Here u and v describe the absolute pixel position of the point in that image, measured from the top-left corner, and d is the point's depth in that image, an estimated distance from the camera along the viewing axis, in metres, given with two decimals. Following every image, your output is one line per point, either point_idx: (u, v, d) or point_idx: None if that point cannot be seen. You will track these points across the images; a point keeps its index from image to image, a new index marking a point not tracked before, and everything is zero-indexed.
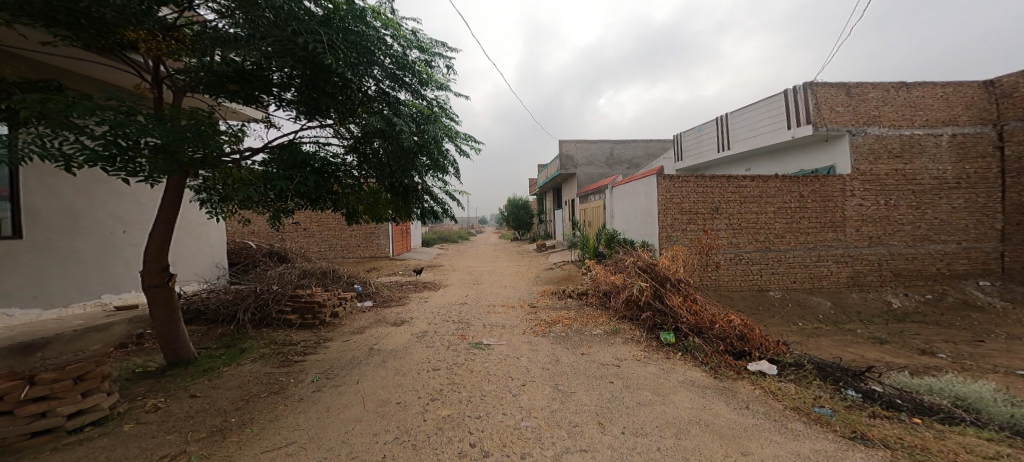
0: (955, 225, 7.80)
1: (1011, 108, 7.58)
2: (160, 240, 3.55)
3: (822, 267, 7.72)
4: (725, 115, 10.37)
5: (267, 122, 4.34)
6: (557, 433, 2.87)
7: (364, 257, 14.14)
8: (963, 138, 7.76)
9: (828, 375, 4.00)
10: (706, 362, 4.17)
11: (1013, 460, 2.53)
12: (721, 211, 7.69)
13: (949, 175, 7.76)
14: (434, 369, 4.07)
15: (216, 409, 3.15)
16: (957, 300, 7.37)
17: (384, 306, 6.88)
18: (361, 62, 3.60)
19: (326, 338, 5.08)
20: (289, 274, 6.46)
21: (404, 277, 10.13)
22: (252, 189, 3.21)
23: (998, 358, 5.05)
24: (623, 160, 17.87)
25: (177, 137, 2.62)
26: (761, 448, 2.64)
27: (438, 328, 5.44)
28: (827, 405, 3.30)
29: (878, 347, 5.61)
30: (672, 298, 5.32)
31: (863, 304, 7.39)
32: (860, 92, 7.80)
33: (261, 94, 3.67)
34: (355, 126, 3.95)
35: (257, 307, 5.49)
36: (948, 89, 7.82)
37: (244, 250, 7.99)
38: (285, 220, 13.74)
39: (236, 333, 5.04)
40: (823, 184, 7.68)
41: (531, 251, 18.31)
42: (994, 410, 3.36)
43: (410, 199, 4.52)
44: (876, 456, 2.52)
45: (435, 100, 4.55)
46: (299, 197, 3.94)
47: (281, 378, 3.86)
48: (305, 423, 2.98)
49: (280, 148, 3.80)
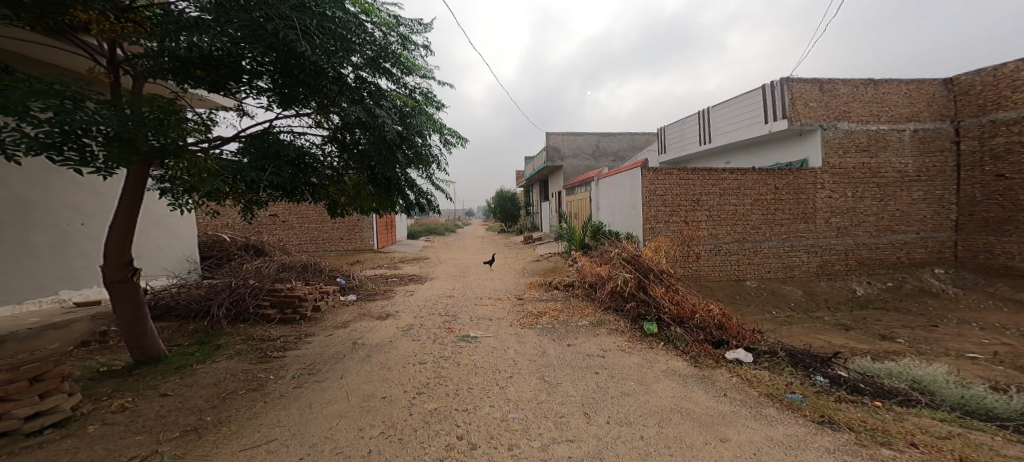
0: (914, 216, 8.27)
1: (966, 106, 8.06)
2: (121, 233, 3.33)
3: (794, 257, 8.04)
4: (706, 108, 10.54)
5: (238, 110, 4.12)
6: (544, 424, 2.91)
7: (347, 249, 13.83)
8: (924, 134, 8.21)
9: (799, 361, 4.22)
10: (687, 351, 4.30)
11: (963, 439, 2.74)
12: (702, 204, 7.88)
13: (910, 168, 8.20)
14: (420, 363, 4.02)
15: (190, 408, 3.03)
16: (914, 288, 7.87)
17: (368, 299, 6.75)
18: (338, 49, 3.45)
19: (308, 333, 4.95)
20: (266, 268, 6.25)
21: (388, 271, 9.94)
22: (220, 181, 3.04)
23: (950, 342, 5.46)
24: (609, 152, 17.94)
25: (132, 124, 2.44)
26: (738, 434, 2.76)
27: (425, 321, 5.39)
28: (798, 391, 3.47)
29: (844, 333, 5.93)
30: (655, 288, 5.43)
31: (831, 292, 7.76)
32: (832, 87, 8.07)
33: (229, 82, 3.47)
34: (335, 115, 3.80)
35: (232, 302, 5.29)
36: (911, 87, 8.22)
37: (217, 243, 7.63)
38: (262, 212, 13.23)
39: (210, 329, 4.84)
40: (796, 177, 7.96)
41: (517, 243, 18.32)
42: (946, 392, 3.66)
43: (393, 192, 4.38)
44: (842, 439, 2.67)
45: (417, 89, 4.41)
46: (274, 189, 3.74)
47: (260, 374, 3.75)
48: (286, 420, 2.91)
49: (252, 137, 3.62)
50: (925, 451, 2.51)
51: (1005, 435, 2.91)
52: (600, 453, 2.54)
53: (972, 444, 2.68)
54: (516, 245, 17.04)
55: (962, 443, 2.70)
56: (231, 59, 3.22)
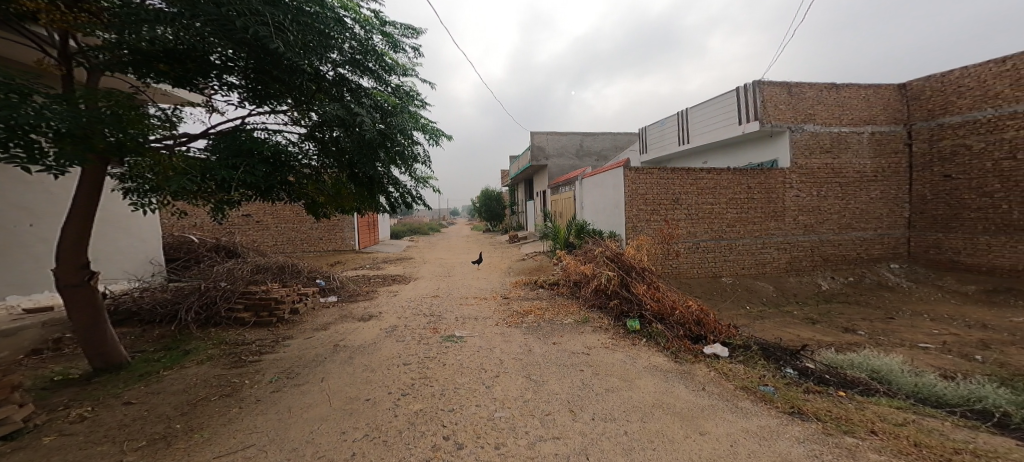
0: (873, 214, 8.79)
1: (917, 110, 8.62)
2: (77, 233, 3.10)
3: (766, 254, 8.39)
4: (685, 109, 10.83)
5: (208, 107, 3.92)
6: (530, 422, 2.93)
7: (327, 250, 13.42)
8: (881, 136, 8.73)
9: (771, 354, 4.42)
10: (668, 347, 4.42)
11: (916, 426, 2.95)
12: (681, 203, 8.11)
13: (869, 168, 8.70)
14: (405, 364, 3.96)
15: (158, 415, 2.87)
16: (873, 282, 8.39)
17: (350, 301, 6.56)
18: (316, 46, 3.33)
19: (285, 336, 4.77)
20: (239, 270, 5.98)
21: (370, 272, 9.70)
22: (187, 180, 2.88)
23: (904, 333, 5.85)
24: (593, 152, 18.12)
25: (87, 119, 2.27)
26: (716, 427, 2.87)
27: (409, 322, 5.30)
28: (770, 383, 3.64)
29: (811, 327, 6.26)
30: (637, 286, 5.56)
31: (799, 287, 8.16)
32: (800, 91, 8.44)
33: (197, 77, 3.28)
34: (313, 113, 3.67)
35: (202, 306, 5.04)
36: (869, 91, 8.71)
37: (184, 245, 7.22)
38: (234, 212, 12.64)
39: (178, 334, 4.60)
40: (768, 177, 8.30)
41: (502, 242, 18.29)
42: (901, 381, 3.93)
43: (375, 190, 4.27)
44: (810, 429, 2.82)
45: (400, 87, 4.32)
46: (247, 189, 3.57)
47: (235, 379, 3.59)
48: (263, 425, 2.80)
49: (223, 135, 3.46)
50: (883, 438, 2.68)
51: (953, 421, 3.16)
52: (585, 449, 2.58)
53: (925, 430, 2.89)
54: (501, 244, 17.02)
55: (915, 429, 2.90)
56: (198, 53, 3.03)
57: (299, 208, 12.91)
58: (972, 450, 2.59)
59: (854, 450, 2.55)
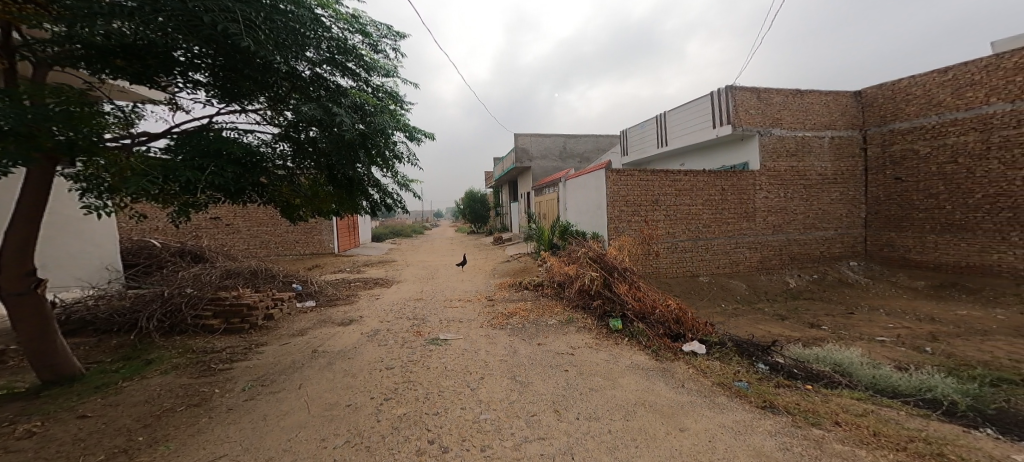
0: (834, 214, 9.31)
1: (872, 116, 9.20)
2: (22, 235, 2.84)
3: (739, 253, 8.74)
4: (663, 113, 11.10)
5: (171, 105, 3.69)
6: (516, 423, 2.93)
7: (304, 253, 12.95)
8: (840, 141, 9.25)
9: (744, 350, 4.60)
10: (649, 345, 4.53)
11: (874, 415, 3.15)
12: (661, 204, 8.31)
13: (829, 171, 9.21)
14: (388, 368, 3.87)
15: (118, 428, 2.68)
16: (835, 279, 8.89)
17: (329, 305, 6.34)
18: (291, 44, 3.19)
19: (259, 343, 4.56)
20: (207, 275, 5.68)
21: (351, 275, 9.43)
22: (147, 181, 2.69)
23: (863, 327, 6.24)
24: (576, 154, 18.30)
25: (32, 117, 2.09)
26: (696, 423, 2.96)
27: (392, 326, 5.18)
28: (744, 378, 3.79)
29: (780, 322, 6.56)
30: (619, 286, 5.66)
31: (769, 285, 8.53)
32: (768, 96, 8.82)
33: (159, 74, 3.07)
34: (288, 113, 3.52)
35: (165, 313, 4.74)
36: (829, 98, 9.22)
37: (145, 249, 6.78)
38: (200, 215, 11.99)
39: (139, 343, 4.31)
40: (739, 179, 8.64)
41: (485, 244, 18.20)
42: (861, 373, 4.18)
43: (355, 192, 4.14)
44: (781, 422, 2.95)
45: (381, 87, 4.21)
46: (216, 191, 3.38)
47: (204, 388, 3.39)
48: (236, 435, 2.67)
49: (189, 134, 3.26)
50: (845, 429, 2.85)
51: (907, 410, 3.38)
52: (571, 449, 2.60)
53: (882, 419, 3.08)
54: (485, 246, 16.93)
55: (873, 418, 3.10)
56: (160, 49, 2.83)
57: (272, 210, 12.40)
58: (924, 437, 2.77)
59: (821, 441, 2.68)
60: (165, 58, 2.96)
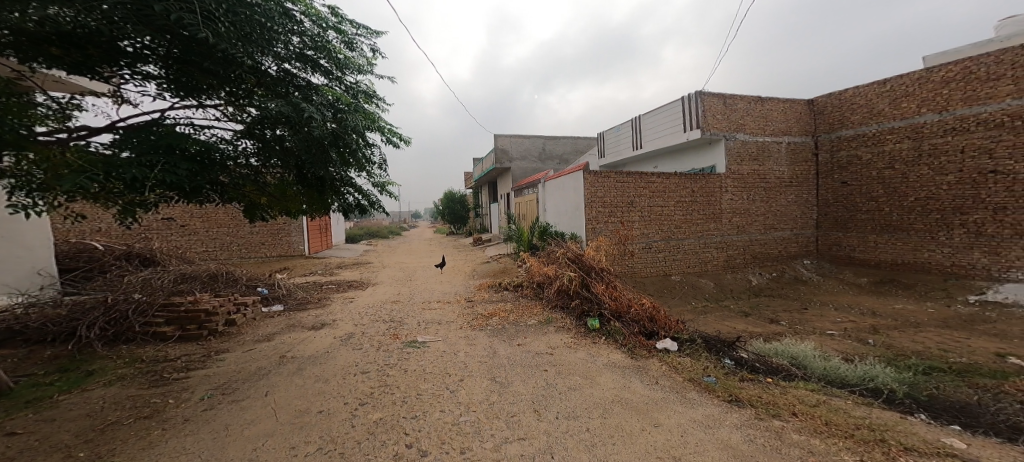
0: (791, 215, 9.91)
1: (823, 124, 9.86)
2: None
3: (707, 253, 9.11)
4: (638, 116, 11.38)
5: (116, 97, 3.37)
6: (496, 425, 2.89)
7: (272, 256, 12.30)
8: (795, 147, 9.85)
9: (712, 346, 4.81)
10: (624, 344, 4.63)
11: (825, 405, 3.37)
12: (635, 205, 8.52)
13: (786, 174, 9.78)
14: (363, 373, 3.72)
15: (53, 445, 2.42)
16: (791, 277, 9.46)
17: (299, 309, 6.03)
18: (257, 38, 2.99)
19: (219, 350, 4.26)
20: (157, 280, 5.25)
21: (322, 278, 9.03)
22: (85, 178, 2.42)
23: (815, 322, 6.68)
24: (555, 156, 18.45)
25: None
26: (668, 418, 3.04)
27: (367, 329, 4.99)
28: (712, 374, 3.94)
29: (744, 319, 6.90)
30: (596, 286, 5.75)
31: (734, 283, 8.95)
32: (733, 102, 9.24)
33: (102, 65, 2.79)
34: (253, 109, 3.30)
35: (108, 322, 4.34)
36: (786, 105, 9.79)
37: (85, 252, 6.19)
38: (150, 215, 11.11)
39: (78, 354, 3.91)
40: (707, 181, 9.01)
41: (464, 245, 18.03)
42: (813, 365, 4.47)
43: (327, 192, 3.94)
44: (745, 415, 3.10)
45: (355, 86, 4.05)
46: (168, 190, 3.11)
47: (156, 399, 3.13)
48: (192, 447, 2.48)
49: (137, 129, 2.98)
50: (802, 419, 3.02)
51: (853, 399, 3.65)
52: (551, 448, 2.60)
53: (832, 409, 3.30)
54: (464, 247, 16.76)
55: (826, 408, 3.31)
56: (104, 39, 2.55)
57: (233, 210, 11.68)
58: (868, 424, 2.98)
59: (780, 432, 2.84)
60: (112, 49, 2.69)
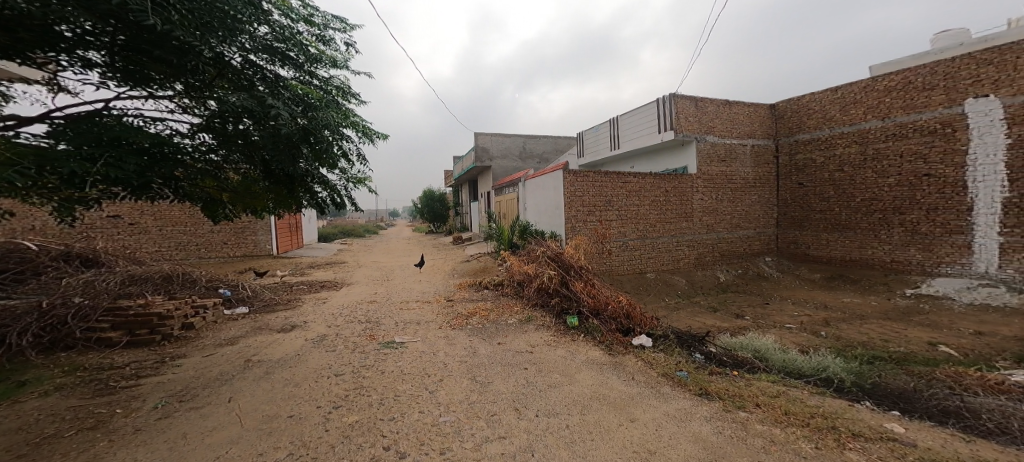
0: (754, 215, 10.40)
1: (784, 125, 10.22)
2: None
3: (679, 250, 9.40)
4: (615, 117, 11.57)
5: (51, 85, 3.01)
6: (476, 424, 2.84)
7: (235, 255, 11.60)
8: (758, 149, 10.32)
9: (684, 341, 4.96)
10: (602, 341, 4.69)
11: (786, 395, 3.56)
12: (612, 205, 8.66)
13: (750, 176, 10.24)
14: (337, 375, 3.56)
15: None
16: (755, 274, 9.94)
17: (266, 311, 5.71)
18: (219, 27, 2.75)
19: (175, 355, 3.95)
20: (102, 282, 4.80)
21: (292, 278, 8.60)
22: (14, 172, 2.15)
23: (776, 316, 7.05)
24: (535, 155, 18.48)
25: None
26: (645, 413, 3.10)
27: (342, 331, 4.78)
28: (684, 368, 4.06)
29: (712, 314, 7.17)
30: (576, 284, 5.79)
31: (704, 279, 9.29)
32: (703, 105, 9.55)
33: (36, 49, 2.48)
34: (213, 102, 3.04)
35: (42, 328, 3.92)
36: (751, 109, 10.23)
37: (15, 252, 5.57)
38: (93, 212, 10.19)
39: (6, 363, 3.51)
40: (680, 181, 9.28)
41: (442, 244, 17.76)
42: (774, 358, 4.69)
43: (296, 191, 3.71)
44: (715, 407, 3.21)
45: (328, 81, 3.84)
46: (116, 187, 2.82)
47: (102, 409, 2.85)
48: (144, 458, 2.28)
49: (78, 120, 2.67)
50: (766, 410, 3.16)
51: (808, 388, 3.88)
52: (532, 446, 2.58)
53: (791, 399, 3.47)
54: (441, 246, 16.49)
55: (787, 398, 3.49)
56: (37, 22, 2.27)
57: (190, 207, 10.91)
58: (823, 413, 3.15)
59: (746, 423, 2.95)
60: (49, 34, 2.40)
